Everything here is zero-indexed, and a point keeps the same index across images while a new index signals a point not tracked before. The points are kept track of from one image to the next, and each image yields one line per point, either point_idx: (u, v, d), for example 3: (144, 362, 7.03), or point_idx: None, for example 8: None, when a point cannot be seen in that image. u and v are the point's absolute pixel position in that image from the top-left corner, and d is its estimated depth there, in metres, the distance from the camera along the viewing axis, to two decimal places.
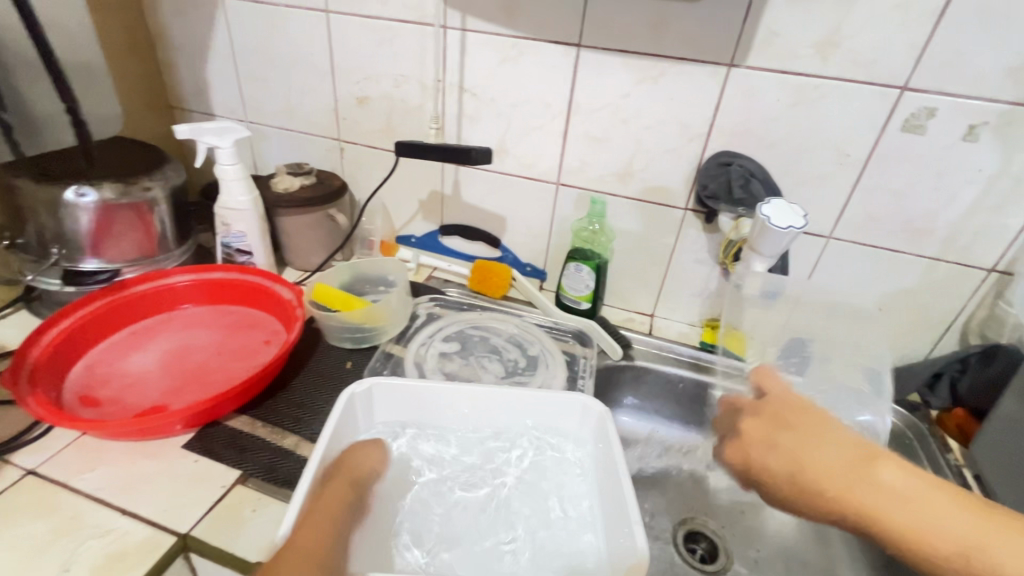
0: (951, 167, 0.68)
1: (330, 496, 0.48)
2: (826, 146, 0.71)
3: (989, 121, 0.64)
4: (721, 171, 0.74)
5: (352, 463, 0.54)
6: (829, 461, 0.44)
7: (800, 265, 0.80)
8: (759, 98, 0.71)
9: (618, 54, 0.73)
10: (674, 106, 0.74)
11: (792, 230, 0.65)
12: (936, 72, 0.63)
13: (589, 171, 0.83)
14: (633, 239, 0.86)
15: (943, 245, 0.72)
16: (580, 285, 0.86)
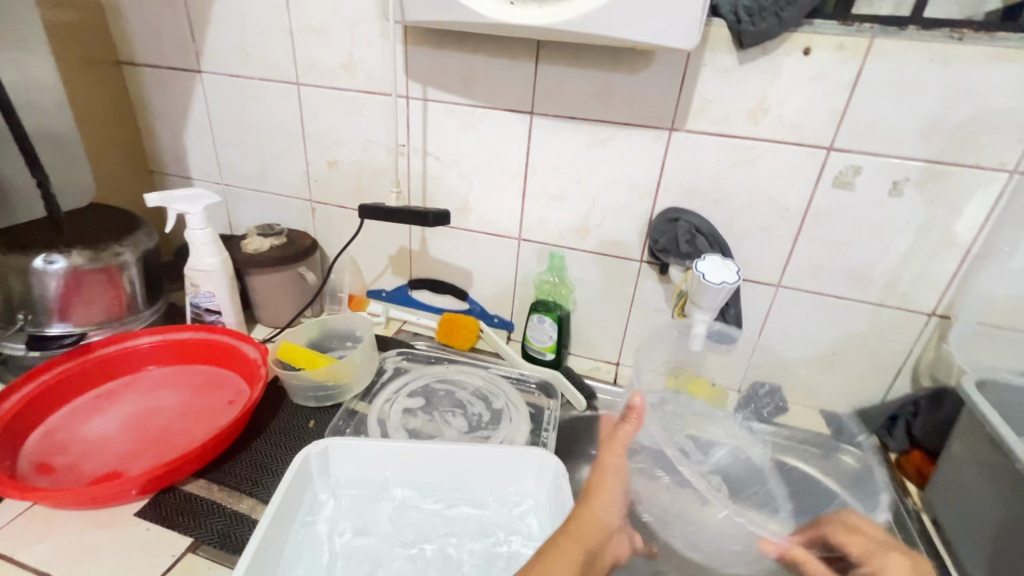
0: (882, 219, 0.72)
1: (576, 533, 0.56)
2: (765, 201, 0.75)
3: (910, 177, 0.68)
4: (669, 227, 0.78)
5: (592, 496, 0.62)
6: None
7: (754, 312, 0.83)
8: (701, 158, 0.75)
9: (569, 121, 0.79)
10: (624, 166, 0.79)
11: (725, 286, 0.69)
12: (858, 134, 0.68)
13: (548, 227, 0.87)
14: (594, 290, 0.89)
15: (885, 292, 0.76)
16: (544, 336, 0.88)
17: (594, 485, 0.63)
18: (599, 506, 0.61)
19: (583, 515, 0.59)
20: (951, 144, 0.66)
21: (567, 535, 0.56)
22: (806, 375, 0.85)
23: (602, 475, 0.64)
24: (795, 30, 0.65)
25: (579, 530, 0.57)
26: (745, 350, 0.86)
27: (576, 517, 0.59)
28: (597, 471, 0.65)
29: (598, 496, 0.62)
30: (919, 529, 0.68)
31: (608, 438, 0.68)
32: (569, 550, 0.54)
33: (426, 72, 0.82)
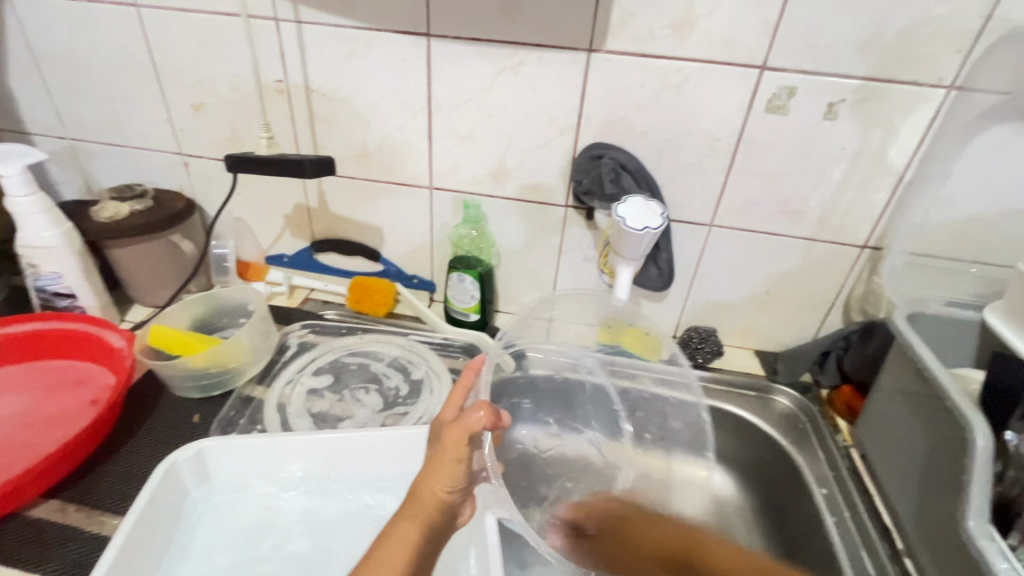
0: (816, 147, 0.66)
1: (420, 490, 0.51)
2: (696, 132, 0.67)
3: (846, 97, 0.62)
4: (593, 165, 0.70)
5: (433, 468, 0.51)
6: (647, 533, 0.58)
7: (686, 255, 0.77)
8: (624, 84, 0.66)
9: (472, 44, 0.67)
10: (539, 97, 0.69)
11: (648, 232, 0.62)
12: (793, 50, 0.60)
13: (461, 172, 0.76)
14: (517, 242, 0.81)
15: (818, 226, 0.71)
16: (465, 296, 0.80)
17: (432, 466, 0.51)
18: (439, 485, 0.50)
19: (425, 486, 0.50)
20: (889, 58, 0.59)
21: (404, 517, 0.49)
22: (739, 317, 0.82)
23: (444, 457, 0.51)
24: None
25: (417, 506, 0.50)
26: (678, 295, 0.81)
27: (417, 487, 0.51)
28: (437, 451, 0.51)
29: (444, 470, 0.51)
30: (849, 466, 0.68)
31: (458, 419, 0.51)
32: (404, 533, 0.48)
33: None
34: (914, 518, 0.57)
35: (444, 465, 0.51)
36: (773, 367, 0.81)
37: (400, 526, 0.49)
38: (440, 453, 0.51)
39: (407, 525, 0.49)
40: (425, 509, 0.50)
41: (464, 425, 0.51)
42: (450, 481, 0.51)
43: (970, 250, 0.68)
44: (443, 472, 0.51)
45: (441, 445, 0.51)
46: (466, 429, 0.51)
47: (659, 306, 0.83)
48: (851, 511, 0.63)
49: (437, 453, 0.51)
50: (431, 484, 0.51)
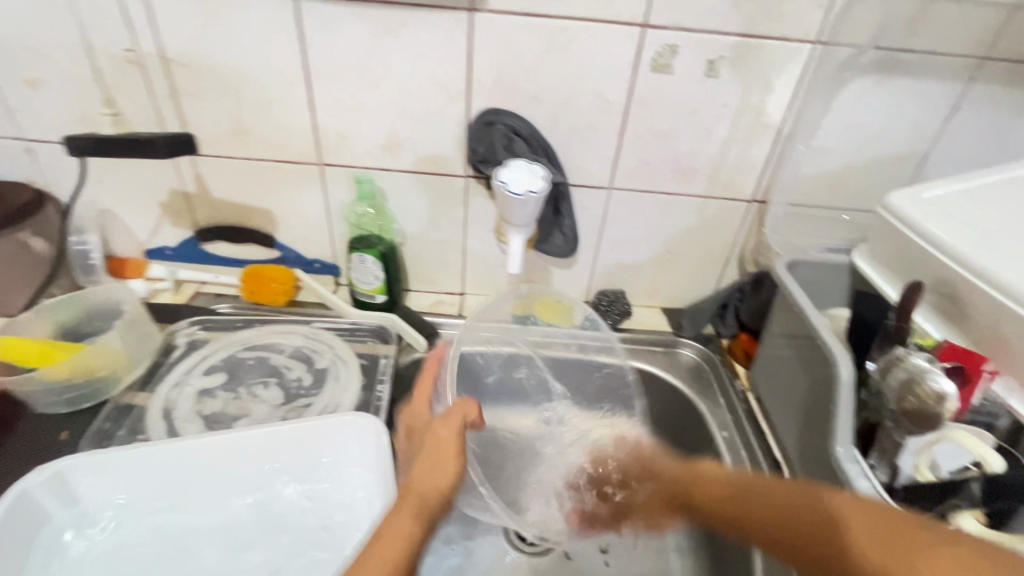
0: (701, 106, 0.67)
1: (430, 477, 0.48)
2: (585, 94, 0.67)
3: (724, 55, 0.64)
4: (487, 132, 0.68)
5: (428, 458, 0.50)
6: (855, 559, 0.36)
7: (590, 219, 0.77)
8: (512, 45, 0.64)
9: (346, 4, 0.61)
10: (424, 61, 0.65)
11: (531, 195, 0.62)
12: (669, 8, 0.60)
13: (351, 146, 0.72)
14: (421, 217, 0.78)
15: (709, 182, 0.73)
16: (369, 277, 0.76)
17: (431, 451, 0.50)
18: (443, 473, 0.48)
19: (415, 483, 0.48)
20: (760, 15, 0.61)
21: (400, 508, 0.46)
22: (645, 278, 0.84)
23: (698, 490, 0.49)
24: None
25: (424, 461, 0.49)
26: (587, 260, 0.82)
27: (412, 482, 0.48)
28: (433, 440, 0.51)
29: (443, 462, 0.49)
30: (748, 412, 0.71)
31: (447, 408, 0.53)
32: (399, 522, 0.45)
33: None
34: (800, 452, 0.61)
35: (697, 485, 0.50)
36: (678, 323, 0.84)
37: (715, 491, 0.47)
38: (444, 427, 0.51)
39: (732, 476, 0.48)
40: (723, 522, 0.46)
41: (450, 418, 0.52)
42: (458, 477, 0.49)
43: (842, 197, 0.73)
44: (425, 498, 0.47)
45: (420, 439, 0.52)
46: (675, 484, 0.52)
47: (569, 273, 0.83)
48: (748, 452, 0.67)
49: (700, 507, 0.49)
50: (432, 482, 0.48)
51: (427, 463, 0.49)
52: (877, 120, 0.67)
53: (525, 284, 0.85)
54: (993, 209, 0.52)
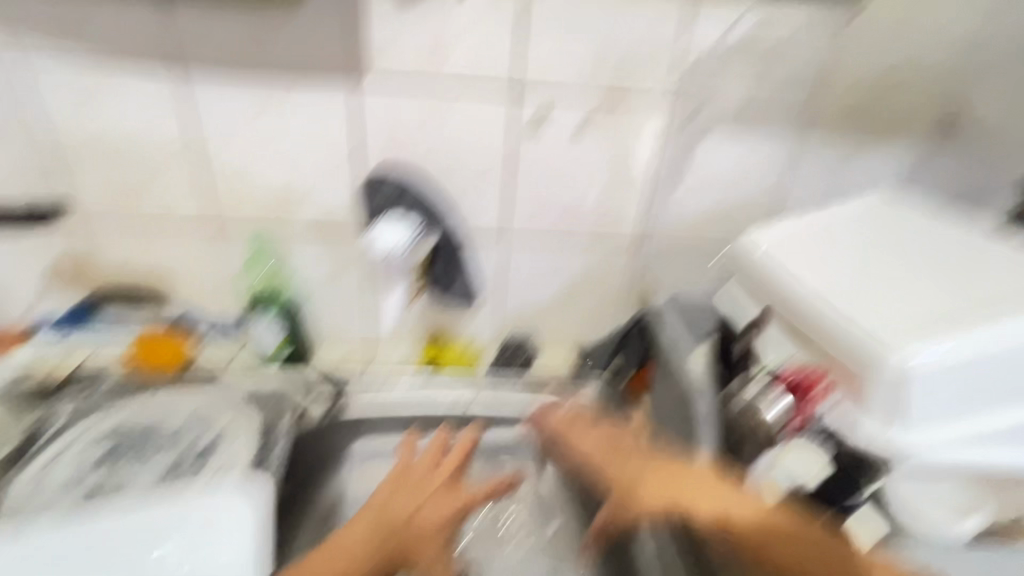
0: (579, 156, 0.73)
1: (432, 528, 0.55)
2: (471, 148, 0.71)
3: (592, 111, 0.70)
4: (375, 192, 0.71)
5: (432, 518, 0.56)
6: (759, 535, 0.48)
7: (491, 263, 0.80)
8: (396, 107, 0.68)
9: (234, 75, 0.66)
10: (314, 123, 0.69)
11: (393, 253, 0.69)
12: (536, 71, 0.67)
13: (247, 204, 0.73)
14: (324, 270, 0.79)
15: (598, 224, 0.79)
16: (269, 335, 0.77)
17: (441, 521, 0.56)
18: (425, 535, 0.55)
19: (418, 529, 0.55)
20: (617, 76, 0.68)
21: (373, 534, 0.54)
22: (553, 318, 0.86)
23: (637, 487, 0.56)
24: None
25: (405, 482, 0.58)
26: (494, 303, 0.84)
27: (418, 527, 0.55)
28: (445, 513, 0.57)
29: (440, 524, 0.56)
30: None
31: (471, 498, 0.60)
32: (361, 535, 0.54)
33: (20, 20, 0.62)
34: None
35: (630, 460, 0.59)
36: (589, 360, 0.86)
37: (647, 486, 0.55)
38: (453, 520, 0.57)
39: (637, 462, 0.58)
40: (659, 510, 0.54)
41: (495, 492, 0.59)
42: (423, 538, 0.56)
43: (720, 234, 0.79)
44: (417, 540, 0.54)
45: (399, 485, 0.58)
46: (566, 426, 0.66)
47: (478, 317, 0.85)
48: None
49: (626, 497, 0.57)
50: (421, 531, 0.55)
51: (410, 492, 0.57)
52: (736, 164, 0.74)
53: (436, 331, 0.85)
54: (829, 240, 0.59)
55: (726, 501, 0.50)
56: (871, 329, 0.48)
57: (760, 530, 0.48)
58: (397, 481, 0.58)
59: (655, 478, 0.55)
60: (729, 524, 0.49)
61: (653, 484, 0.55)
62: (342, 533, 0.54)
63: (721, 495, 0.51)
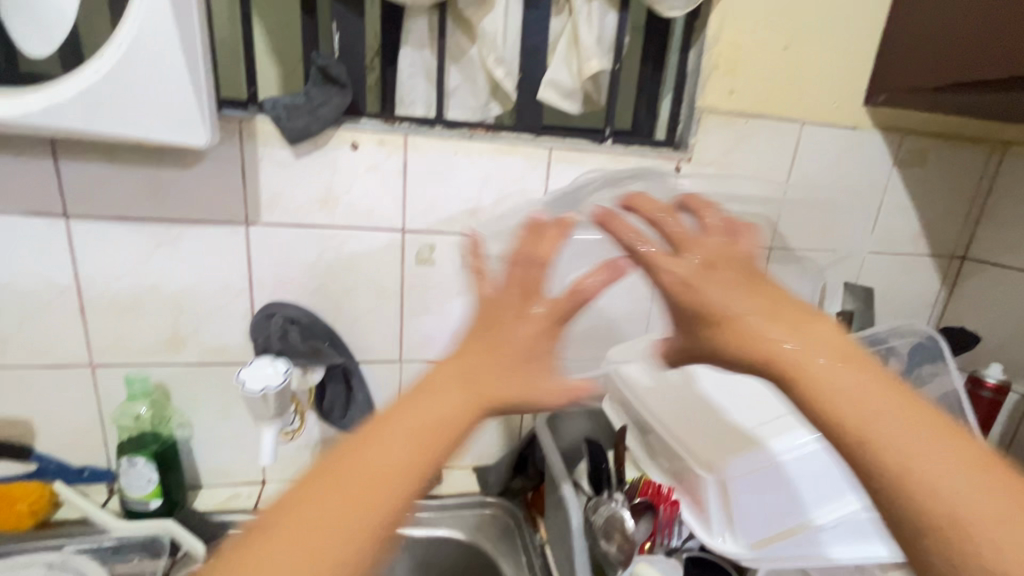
0: (465, 287, 0.80)
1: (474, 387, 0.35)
2: (362, 284, 0.76)
3: (474, 249, 0.78)
4: (266, 324, 0.73)
5: (488, 374, 0.35)
6: (893, 433, 0.32)
7: (387, 390, 0.82)
8: (289, 250, 0.73)
9: (123, 222, 0.67)
10: (205, 266, 0.71)
11: (267, 391, 0.66)
12: (420, 217, 0.75)
13: (129, 345, 0.72)
14: (210, 407, 0.77)
15: None
16: (141, 482, 0.70)
17: (485, 366, 0.35)
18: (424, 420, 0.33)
19: (490, 378, 0.35)
20: (494, 220, 0.78)
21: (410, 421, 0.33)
22: None
23: (712, 268, 0.38)
24: (337, 127, 0.69)
25: (433, 404, 0.34)
26: None
27: (436, 380, 0.35)
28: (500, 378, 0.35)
29: (503, 377, 0.35)
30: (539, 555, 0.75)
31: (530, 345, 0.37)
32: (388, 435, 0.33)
33: None
34: None
35: (733, 276, 0.39)
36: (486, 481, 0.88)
37: (775, 303, 0.37)
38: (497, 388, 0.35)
39: (769, 294, 0.37)
40: (735, 340, 0.37)
41: (612, 273, 0.41)
42: (460, 428, 0.34)
43: None
44: (439, 406, 0.34)
45: (466, 351, 0.36)
46: (711, 250, 0.39)
47: None
48: None
49: (692, 310, 0.39)
50: (489, 391, 0.35)
51: (503, 365, 0.36)
52: (618, 310, 0.75)
53: None
54: None
55: (852, 381, 0.33)
56: (693, 440, 0.56)
57: (980, 495, 0.30)
58: (462, 344, 0.37)
59: (733, 289, 0.38)
60: (851, 417, 0.32)
61: (718, 298, 0.37)
62: (358, 450, 0.33)
63: (856, 377, 0.33)
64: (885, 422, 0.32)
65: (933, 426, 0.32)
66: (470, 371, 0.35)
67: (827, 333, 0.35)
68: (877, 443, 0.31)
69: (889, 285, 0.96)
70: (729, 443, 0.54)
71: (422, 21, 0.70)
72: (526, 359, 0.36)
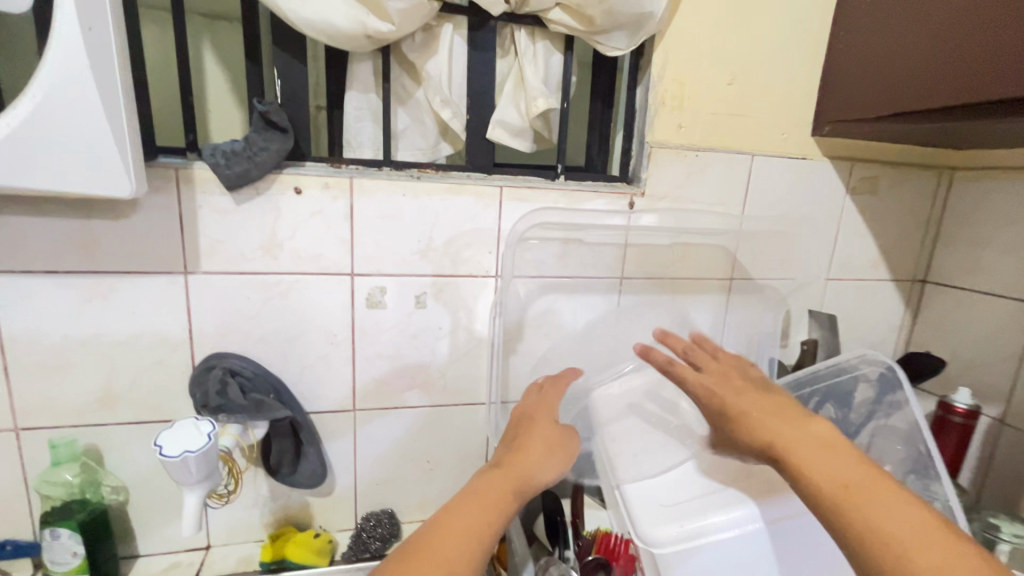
0: (419, 329, 0.77)
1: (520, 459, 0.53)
2: (310, 331, 0.73)
3: (427, 291, 0.76)
4: (206, 376, 0.69)
5: (531, 440, 0.56)
6: (835, 470, 0.43)
7: (340, 442, 0.78)
8: (231, 298, 0.70)
9: (50, 276, 0.64)
10: (139, 318, 0.68)
11: (189, 456, 0.59)
12: (369, 259, 0.73)
13: (56, 406, 0.67)
14: (147, 469, 0.72)
15: (446, 393, 0.81)
16: (65, 555, 0.65)
17: (548, 432, 0.57)
18: (540, 459, 0.54)
19: (522, 456, 0.54)
20: (447, 261, 0.76)
21: (495, 473, 0.51)
22: (412, 491, 0.83)
23: (732, 397, 0.53)
24: (278, 172, 0.68)
25: (484, 495, 0.49)
26: (346, 484, 0.80)
27: (520, 452, 0.55)
28: (550, 443, 0.56)
29: (556, 453, 0.56)
30: None
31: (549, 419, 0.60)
32: (494, 480, 0.50)
33: None
34: None
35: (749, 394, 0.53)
36: None
37: (753, 418, 0.50)
38: (555, 443, 0.56)
39: (773, 402, 0.52)
40: (757, 444, 0.49)
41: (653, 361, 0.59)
42: (549, 467, 0.54)
43: None
44: (542, 438, 0.56)
45: (522, 437, 0.57)
46: (722, 388, 0.55)
47: (329, 501, 0.80)
48: None
49: (726, 419, 0.52)
50: (526, 460, 0.53)
51: (526, 454, 0.55)
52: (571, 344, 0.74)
53: (282, 522, 0.78)
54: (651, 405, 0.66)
55: (833, 464, 0.44)
56: (642, 510, 0.55)
57: (926, 544, 0.38)
58: (516, 434, 0.58)
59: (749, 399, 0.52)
60: (840, 488, 0.42)
61: (546, 434, 0.57)
62: (453, 512, 0.47)
63: (834, 457, 0.44)
64: (824, 459, 0.44)
65: (857, 473, 0.43)
66: (525, 442, 0.56)
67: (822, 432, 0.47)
68: (804, 477, 0.44)
69: (853, 311, 0.96)
70: (691, 514, 0.54)
71: (365, 65, 0.70)
72: (561, 439, 0.57)
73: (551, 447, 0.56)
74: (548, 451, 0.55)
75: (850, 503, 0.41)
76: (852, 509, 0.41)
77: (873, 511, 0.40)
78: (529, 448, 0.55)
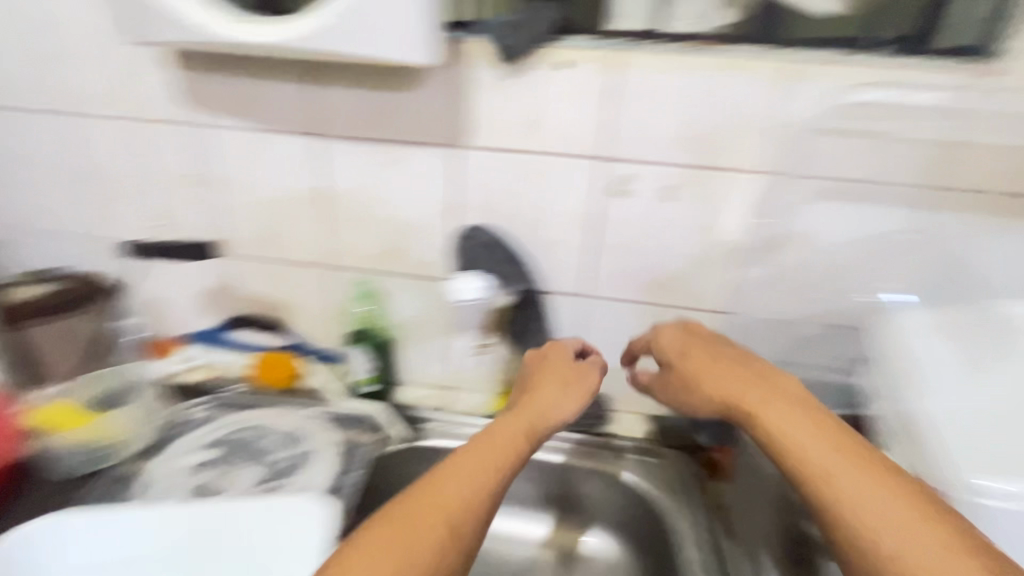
0: (661, 223, 0.74)
1: (544, 400, 0.65)
2: (555, 213, 0.75)
3: (678, 182, 0.71)
4: (467, 244, 0.76)
5: (538, 396, 0.65)
6: (818, 453, 0.50)
7: (567, 322, 0.83)
8: (490, 172, 0.74)
9: (356, 143, 0.76)
10: (416, 184, 0.77)
11: (478, 302, 0.74)
12: (622, 143, 0.70)
13: (354, 251, 0.83)
14: (413, 315, 0.86)
15: (677, 293, 0.78)
16: (362, 368, 0.87)
17: (560, 381, 0.68)
18: (560, 405, 0.65)
19: (532, 403, 0.64)
20: (707, 149, 0.68)
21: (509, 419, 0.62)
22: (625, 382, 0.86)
23: (699, 376, 0.63)
24: (549, 43, 0.66)
25: (498, 442, 0.59)
26: None
27: (535, 397, 0.65)
28: (560, 392, 0.66)
29: (565, 397, 0.66)
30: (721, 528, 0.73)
31: (575, 366, 0.70)
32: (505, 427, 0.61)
33: (195, 99, 0.76)
34: None
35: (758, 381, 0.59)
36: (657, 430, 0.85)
37: (731, 391, 0.59)
38: (562, 392, 0.66)
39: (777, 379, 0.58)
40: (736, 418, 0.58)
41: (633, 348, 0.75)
42: (562, 412, 0.64)
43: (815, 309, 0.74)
44: (554, 376, 0.68)
45: (540, 376, 0.69)
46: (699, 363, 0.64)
47: None
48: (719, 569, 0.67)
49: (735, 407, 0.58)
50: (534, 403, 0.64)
51: (548, 395, 0.66)
52: None
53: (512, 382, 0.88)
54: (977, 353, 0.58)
55: (822, 449, 0.50)
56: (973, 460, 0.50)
57: (913, 544, 0.43)
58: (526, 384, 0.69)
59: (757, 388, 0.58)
60: (820, 473, 0.49)
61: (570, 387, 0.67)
62: (431, 459, 0.56)
63: (815, 439, 0.51)
64: (811, 441, 0.51)
65: (843, 460, 0.49)
66: (537, 393, 0.66)
67: (788, 388, 0.57)
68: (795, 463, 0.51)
69: None
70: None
71: None
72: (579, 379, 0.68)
73: (555, 382, 0.67)
74: (574, 395, 0.66)
75: (839, 491, 0.47)
76: (832, 499, 0.47)
77: (856, 503, 0.46)
78: (542, 395, 0.66)
